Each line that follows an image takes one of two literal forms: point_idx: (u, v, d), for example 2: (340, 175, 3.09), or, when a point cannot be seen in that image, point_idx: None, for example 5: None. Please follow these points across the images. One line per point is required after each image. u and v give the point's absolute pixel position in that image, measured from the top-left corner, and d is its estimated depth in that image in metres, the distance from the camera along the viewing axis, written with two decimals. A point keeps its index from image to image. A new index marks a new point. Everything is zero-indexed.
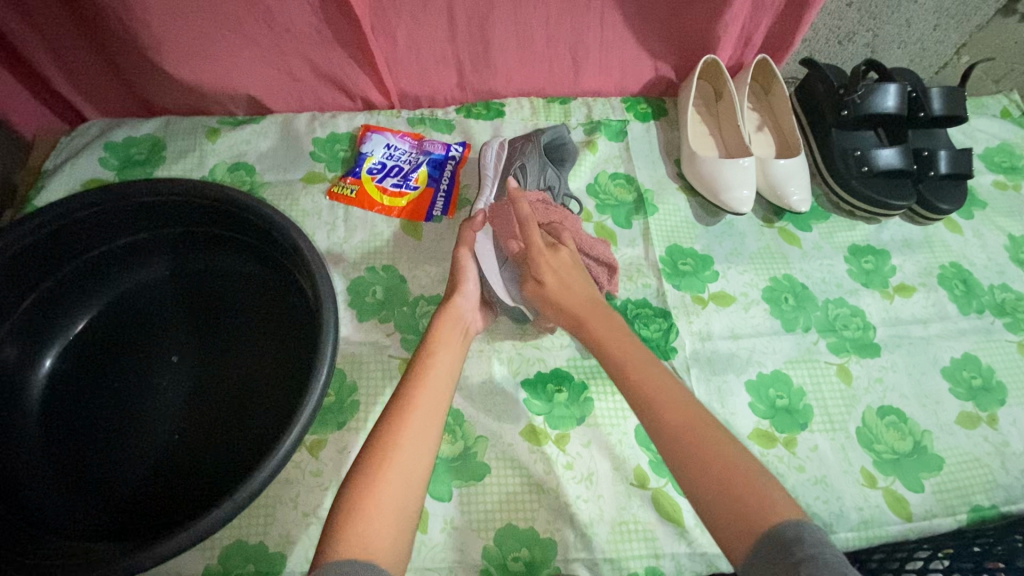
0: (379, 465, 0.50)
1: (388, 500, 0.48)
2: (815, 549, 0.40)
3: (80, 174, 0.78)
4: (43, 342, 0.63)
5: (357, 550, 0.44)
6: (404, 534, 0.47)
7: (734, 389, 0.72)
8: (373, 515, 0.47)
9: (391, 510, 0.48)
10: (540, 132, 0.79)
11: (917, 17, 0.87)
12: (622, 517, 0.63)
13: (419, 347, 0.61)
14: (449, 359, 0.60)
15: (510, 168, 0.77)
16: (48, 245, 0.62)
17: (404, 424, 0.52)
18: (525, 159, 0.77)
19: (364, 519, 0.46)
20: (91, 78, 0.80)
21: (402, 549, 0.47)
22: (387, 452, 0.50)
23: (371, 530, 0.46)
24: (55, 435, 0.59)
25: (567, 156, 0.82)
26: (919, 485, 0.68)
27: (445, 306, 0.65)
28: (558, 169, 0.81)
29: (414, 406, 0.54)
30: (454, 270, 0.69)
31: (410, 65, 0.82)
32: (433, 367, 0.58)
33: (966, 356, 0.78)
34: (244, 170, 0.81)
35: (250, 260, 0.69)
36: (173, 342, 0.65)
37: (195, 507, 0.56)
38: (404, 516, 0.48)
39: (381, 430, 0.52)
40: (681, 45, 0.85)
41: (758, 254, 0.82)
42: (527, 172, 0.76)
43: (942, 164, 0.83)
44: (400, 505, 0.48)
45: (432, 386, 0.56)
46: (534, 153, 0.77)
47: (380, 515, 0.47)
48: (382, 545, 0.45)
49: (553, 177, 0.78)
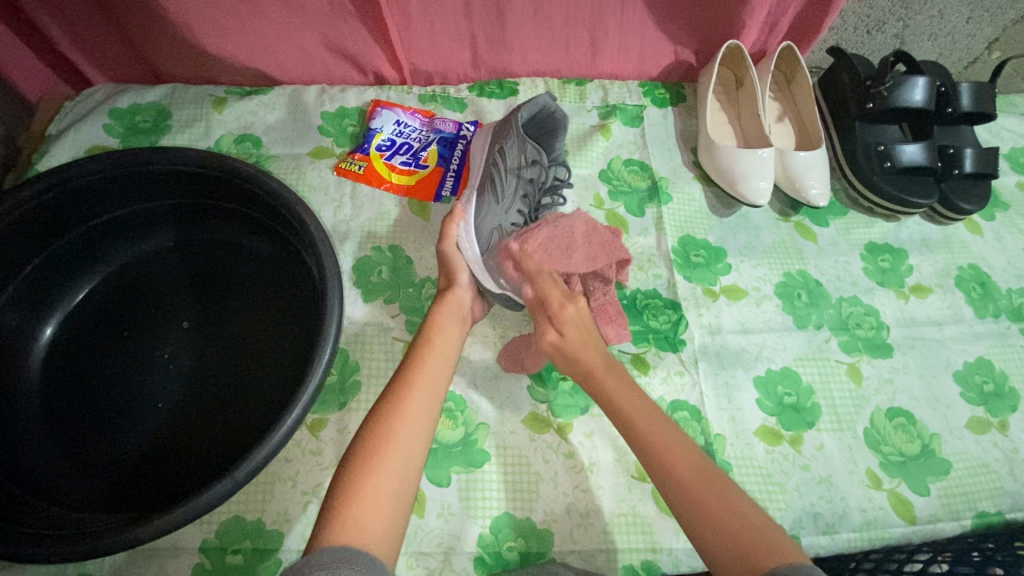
0: (376, 452, 0.49)
1: (385, 485, 0.48)
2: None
3: (84, 140, 0.77)
4: (44, 309, 0.62)
5: (353, 537, 0.43)
6: (399, 521, 0.47)
7: (742, 385, 0.71)
8: (366, 505, 0.46)
9: (385, 500, 0.47)
10: (517, 109, 0.70)
11: (951, 8, 0.84)
12: (621, 509, 0.63)
13: (416, 335, 0.61)
14: (452, 346, 0.60)
15: (489, 154, 0.72)
16: (47, 213, 0.60)
17: (400, 411, 0.52)
18: (504, 142, 0.71)
19: (361, 504, 0.46)
20: (97, 42, 0.78)
21: (395, 538, 0.46)
22: (384, 439, 0.50)
23: (367, 515, 0.45)
24: (54, 405, 0.58)
25: (557, 127, 0.74)
26: (925, 489, 0.67)
27: (443, 297, 0.64)
28: (544, 141, 0.75)
29: (414, 392, 0.54)
30: (443, 263, 0.67)
31: (423, 41, 0.79)
32: (432, 353, 0.58)
33: (980, 360, 0.76)
34: (250, 142, 0.79)
35: (252, 233, 0.67)
36: (175, 313, 0.64)
37: (193, 480, 0.56)
38: (398, 504, 0.48)
39: (378, 416, 0.52)
40: (704, 30, 0.82)
41: (773, 248, 0.81)
42: (507, 155, 0.71)
43: (967, 162, 0.81)
44: (396, 491, 0.48)
45: (431, 376, 0.55)
46: (512, 136, 0.71)
47: (373, 505, 0.46)
48: (378, 531, 0.45)
49: (537, 155, 0.72)
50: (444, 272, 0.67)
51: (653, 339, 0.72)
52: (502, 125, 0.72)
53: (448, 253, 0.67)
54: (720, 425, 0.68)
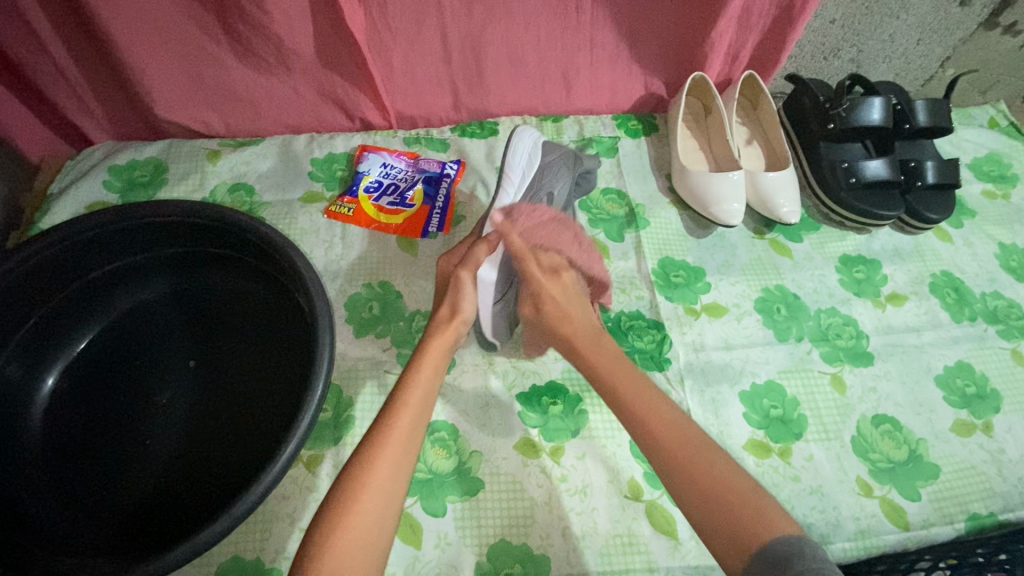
0: (357, 488, 0.50)
1: (360, 533, 0.48)
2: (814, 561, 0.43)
3: (85, 197, 0.80)
4: (46, 360, 0.64)
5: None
6: (377, 556, 0.49)
7: (728, 400, 0.72)
8: (343, 547, 0.47)
9: (362, 539, 0.48)
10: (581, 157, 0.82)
11: (900, 32, 0.89)
12: (617, 530, 0.63)
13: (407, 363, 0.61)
14: (432, 381, 0.59)
15: (537, 191, 0.77)
16: (50, 268, 0.63)
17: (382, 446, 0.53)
18: (554, 187, 0.78)
19: (336, 554, 0.47)
20: (96, 104, 0.83)
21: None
22: (367, 476, 0.51)
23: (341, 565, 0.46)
24: (54, 453, 0.60)
25: (586, 185, 0.85)
26: (916, 494, 0.68)
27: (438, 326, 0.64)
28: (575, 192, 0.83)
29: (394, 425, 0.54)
30: (451, 288, 0.66)
31: (406, 87, 0.84)
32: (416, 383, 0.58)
33: (959, 364, 0.78)
34: (244, 190, 0.83)
35: (246, 276, 0.70)
36: (172, 358, 0.66)
37: (191, 522, 0.57)
38: (376, 543, 0.49)
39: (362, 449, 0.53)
40: (670, 63, 0.88)
41: (750, 265, 0.83)
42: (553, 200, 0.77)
43: (930, 174, 0.85)
44: (374, 530, 0.49)
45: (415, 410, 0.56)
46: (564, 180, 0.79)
47: (349, 547, 0.47)
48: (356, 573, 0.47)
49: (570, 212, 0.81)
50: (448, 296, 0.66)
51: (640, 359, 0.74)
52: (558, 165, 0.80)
53: (462, 282, 0.66)
54: None
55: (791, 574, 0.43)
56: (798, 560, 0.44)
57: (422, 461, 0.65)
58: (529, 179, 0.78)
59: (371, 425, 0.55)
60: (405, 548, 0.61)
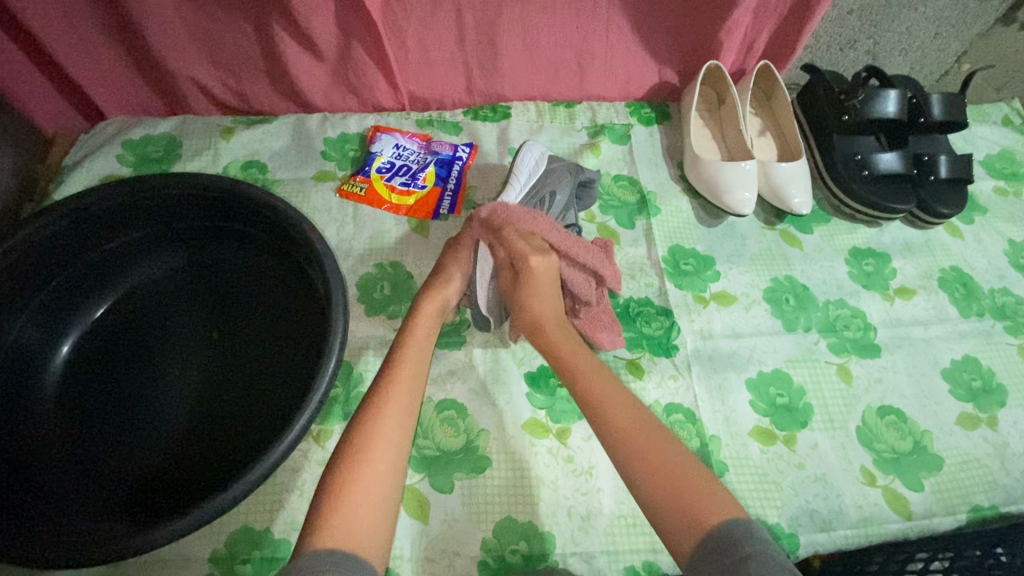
0: (363, 449, 0.51)
1: (369, 489, 0.49)
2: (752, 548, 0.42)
3: (98, 170, 0.81)
4: (61, 329, 0.65)
5: (340, 540, 0.45)
6: (388, 514, 0.49)
7: (734, 387, 0.73)
8: (356, 506, 0.47)
9: (373, 498, 0.49)
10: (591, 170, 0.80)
11: (917, 25, 0.89)
12: (621, 510, 0.64)
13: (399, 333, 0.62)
14: (425, 347, 0.61)
15: (541, 189, 0.76)
16: (65, 238, 0.64)
17: (385, 409, 0.54)
18: (557, 188, 0.76)
19: (347, 509, 0.47)
20: (110, 79, 0.82)
21: (384, 537, 0.48)
22: (372, 437, 0.52)
23: (354, 519, 0.47)
24: (69, 420, 0.61)
25: (586, 199, 0.82)
26: (919, 484, 0.69)
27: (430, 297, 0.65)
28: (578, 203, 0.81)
29: (394, 389, 0.55)
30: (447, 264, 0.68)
31: (420, 69, 0.84)
32: (410, 352, 0.59)
33: (966, 358, 0.78)
34: (257, 168, 0.83)
35: (257, 252, 0.70)
36: (184, 331, 0.66)
37: (203, 490, 0.57)
38: (386, 502, 0.49)
39: (364, 412, 0.54)
40: (685, 51, 0.87)
41: (760, 255, 0.84)
42: (554, 200, 0.75)
43: (942, 168, 0.84)
44: (384, 489, 0.50)
45: (412, 374, 0.57)
46: (566, 185, 0.76)
47: (362, 506, 0.48)
48: (371, 529, 0.47)
49: (574, 219, 0.78)
50: (441, 273, 0.68)
51: (647, 345, 0.74)
52: (566, 171, 0.78)
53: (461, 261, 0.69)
54: (714, 427, 0.70)
55: (739, 560, 0.41)
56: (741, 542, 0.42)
57: (430, 438, 0.66)
58: (534, 179, 0.76)
59: (370, 391, 0.56)
60: (413, 523, 0.62)
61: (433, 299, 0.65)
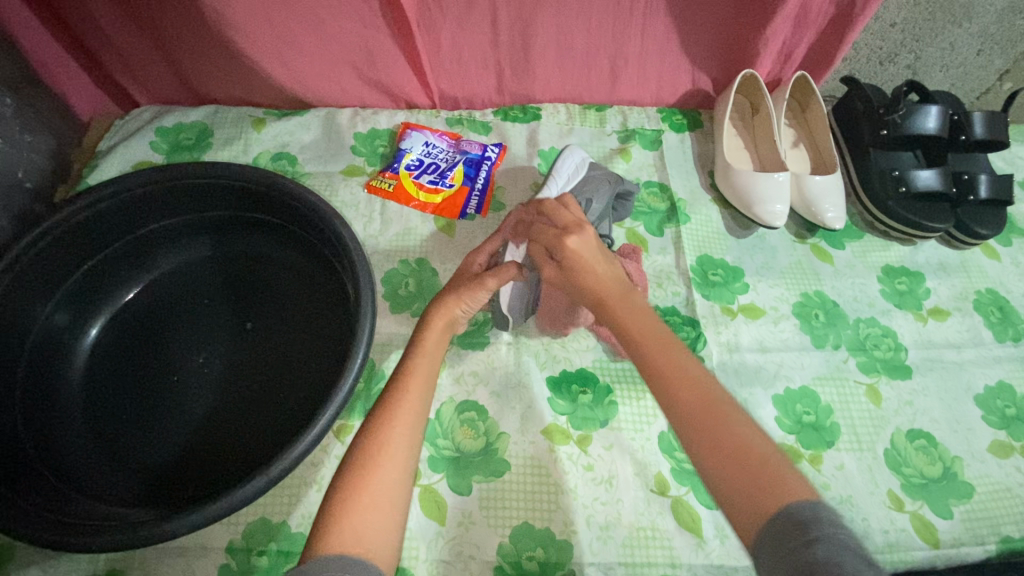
0: (374, 451, 0.50)
1: (378, 493, 0.48)
2: (832, 529, 0.40)
3: (131, 156, 0.81)
4: (91, 311, 0.66)
5: (348, 542, 0.44)
6: (397, 517, 0.48)
7: (761, 403, 0.71)
8: (365, 510, 0.47)
9: (382, 502, 0.48)
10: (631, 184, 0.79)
11: (961, 40, 0.87)
12: (640, 522, 0.63)
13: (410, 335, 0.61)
14: (438, 348, 0.60)
15: (576, 197, 0.74)
16: (99, 222, 0.64)
17: (396, 410, 0.53)
18: (592, 196, 0.74)
19: (356, 512, 0.46)
20: (145, 68, 0.83)
21: (392, 540, 0.47)
22: (383, 437, 0.51)
23: (363, 522, 0.46)
24: (94, 402, 0.61)
25: (620, 210, 0.81)
26: (948, 512, 0.67)
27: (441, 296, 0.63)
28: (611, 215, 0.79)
29: (406, 390, 0.55)
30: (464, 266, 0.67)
31: (452, 68, 0.84)
32: (422, 353, 0.58)
33: (1000, 384, 0.76)
34: (287, 160, 0.83)
35: (286, 245, 0.71)
36: (210, 320, 0.67)
37: (223, 481, 0.58)
38: (395, 504, 0.49)
39: (375, 413, 0.53)
40: (720, 59, 0.86)
41: (790, 269, 0.82)
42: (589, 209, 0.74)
43: (982, 189, 0.82)
44: (393, 491, 0.49)
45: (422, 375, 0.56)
46: (604, 195, 0.75)
47: (370, 509, 0.47)
48: (379, 532, 0.46)
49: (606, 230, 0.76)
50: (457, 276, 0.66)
51: None
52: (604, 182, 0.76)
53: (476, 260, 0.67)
54: None
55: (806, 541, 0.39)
56: (814, 525, 0.40)
57: (450, 440, 0.66)
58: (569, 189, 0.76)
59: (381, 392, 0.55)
60: (430, 524, 0.61)
61: (451, 295, 0.63)
